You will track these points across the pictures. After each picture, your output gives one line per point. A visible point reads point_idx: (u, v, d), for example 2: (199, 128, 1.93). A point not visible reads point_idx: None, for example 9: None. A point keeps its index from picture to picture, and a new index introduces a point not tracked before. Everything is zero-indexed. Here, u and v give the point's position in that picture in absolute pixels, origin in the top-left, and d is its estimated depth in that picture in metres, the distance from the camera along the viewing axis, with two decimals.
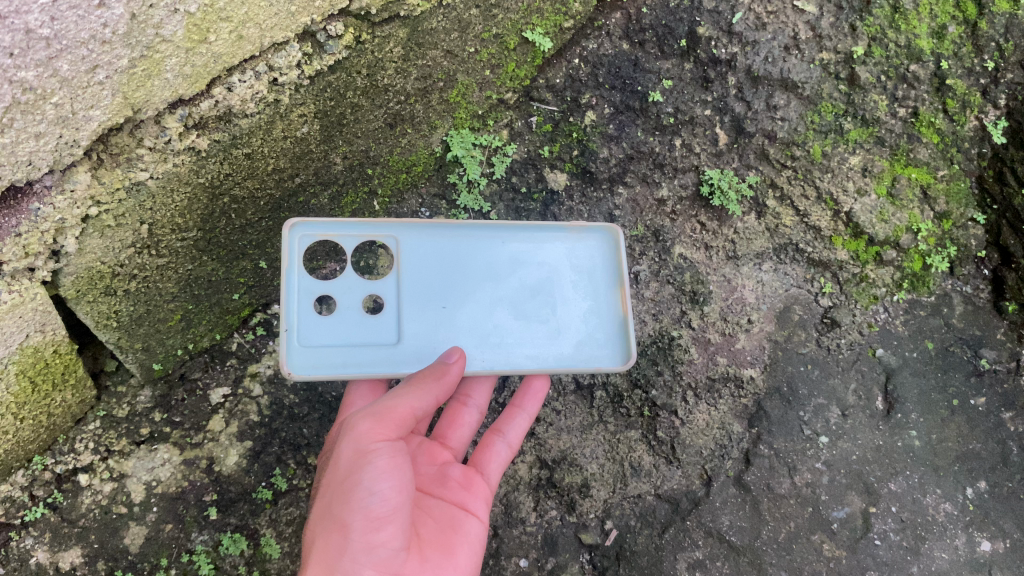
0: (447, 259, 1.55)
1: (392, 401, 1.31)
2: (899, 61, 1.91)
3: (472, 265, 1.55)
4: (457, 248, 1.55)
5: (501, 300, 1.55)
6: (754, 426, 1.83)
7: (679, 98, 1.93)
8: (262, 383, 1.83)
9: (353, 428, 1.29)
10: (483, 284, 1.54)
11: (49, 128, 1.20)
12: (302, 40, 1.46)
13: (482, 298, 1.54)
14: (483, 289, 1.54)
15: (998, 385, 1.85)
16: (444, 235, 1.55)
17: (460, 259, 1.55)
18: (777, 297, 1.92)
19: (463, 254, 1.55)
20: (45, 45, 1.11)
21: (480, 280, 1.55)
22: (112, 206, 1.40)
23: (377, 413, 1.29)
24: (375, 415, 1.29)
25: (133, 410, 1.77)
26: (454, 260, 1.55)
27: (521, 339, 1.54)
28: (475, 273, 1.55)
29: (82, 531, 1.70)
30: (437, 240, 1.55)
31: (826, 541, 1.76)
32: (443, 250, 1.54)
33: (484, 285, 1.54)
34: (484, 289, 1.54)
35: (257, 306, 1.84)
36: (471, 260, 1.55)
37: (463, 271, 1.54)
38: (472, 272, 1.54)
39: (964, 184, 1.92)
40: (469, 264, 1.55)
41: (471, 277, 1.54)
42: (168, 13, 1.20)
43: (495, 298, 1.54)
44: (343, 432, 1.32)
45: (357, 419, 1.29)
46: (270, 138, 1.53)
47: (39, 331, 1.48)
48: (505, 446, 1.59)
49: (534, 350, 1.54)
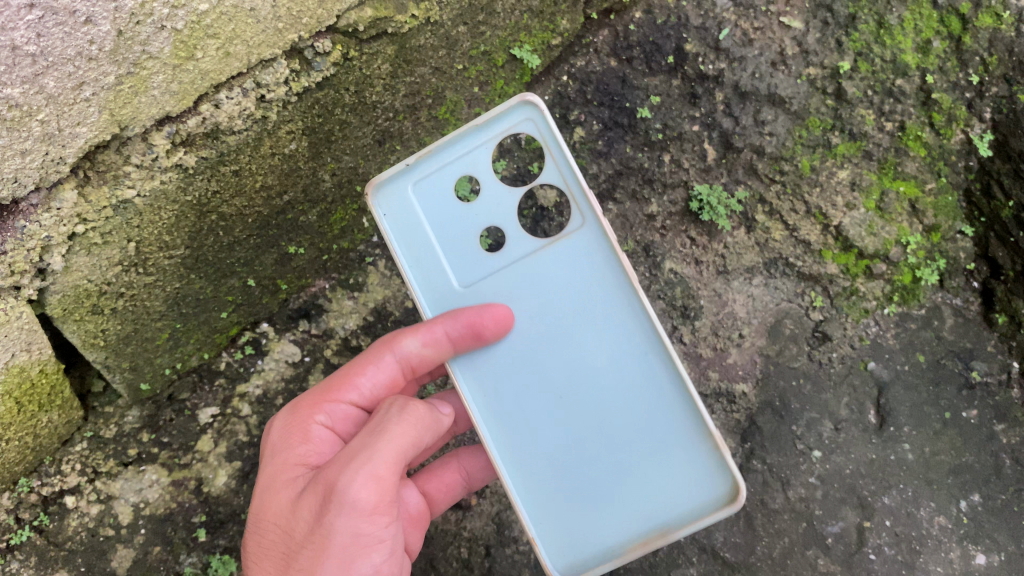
0: (644, 373, 1.37)
1: (385, 459, 1.25)
2: (886, 76, 1.91)
3: (666, 491, 1.36)
4: (691, 488, 1.35)
5: (535, 329, 1.41)
6: (746, 441, 1.83)
7: (668, 115, 1.96)
8: (251, 403, 1.84)
9: (348, 494, 1.22)
10: (595, 398, 1.39)
11: (36, 145, 1.21)
12: (290, 57, 1.44)
13: (541, 311, 1.41)
14: (561, 309, 1.40)
15: (990, 398, 1.83)
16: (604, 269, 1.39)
17: (641, 392, 1.37)
18: (768, 311, 1.91)
19: (658, 421, 1.37)
20: (31, 62, 1.12)
21: (594, 387, 1.39)
22: (99, 224, 1.38)
23: (375, 472, 1.24)
24: (370, 474, 1.24)
25: (121, 430, 1.76)
26: (620, 358, 1.38)
27: (548, 518, 1.39)
28: (645, 473, 1.37)
29: (69, 554, 1.69)
30: (665, 378, 1.36)
31: (821, 557, 1.75)
32: (657, 403, 1.37)
33: (576, 333, 1.39)
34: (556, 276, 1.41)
35: (246, 324, 1.86)
36: (659, 493, 1.36)
37: (651, 455, 1.37)
38: (608, 433, 1.39)
39: (953, 198, 1.91)
40: (688, 515, 1.34)
41: (622, 398, 1.38)
42: (155, 30, 1.21)
43: (531, 293, 1.42)
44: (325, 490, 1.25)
45: (351, 482, 1.22)
46: (259, 155, 1.53)
47: (24, 350, 1.45)
48: (462, 485, 1.64)
49: (442, 260, 1.44)
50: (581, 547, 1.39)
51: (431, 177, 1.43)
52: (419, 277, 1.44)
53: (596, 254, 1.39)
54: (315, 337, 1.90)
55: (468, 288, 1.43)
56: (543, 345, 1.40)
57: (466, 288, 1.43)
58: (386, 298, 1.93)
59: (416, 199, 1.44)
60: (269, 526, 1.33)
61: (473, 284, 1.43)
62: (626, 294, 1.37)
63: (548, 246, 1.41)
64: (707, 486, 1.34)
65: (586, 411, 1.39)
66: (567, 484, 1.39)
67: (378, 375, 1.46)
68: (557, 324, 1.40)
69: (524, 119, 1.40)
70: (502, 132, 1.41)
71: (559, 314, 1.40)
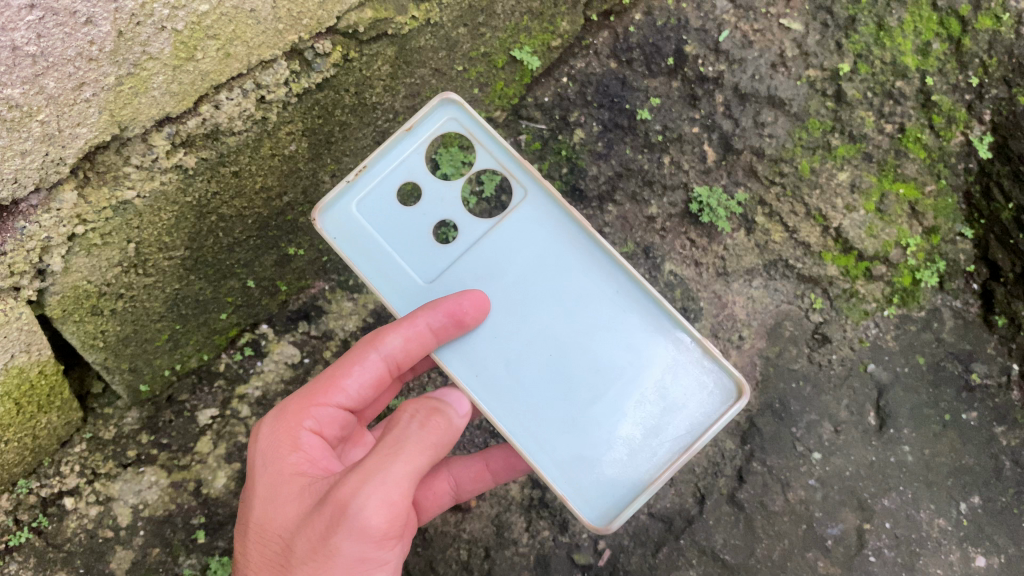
0: (621, 310, 1.42)
1: (399, 478, 1.22)
2: (886, 78, 1.92)
3: (674, 400, 1.39)
4: (697, 394, 1.39)
5: (501, 308, 1.42)
6: (746, 443, 1.82)
7: (668, 117, 1.97)
8: (250, 405, 1.83)
9: (362, 518, 1.20)
10: (581, 344, 1.41)
11: (35, 146, 1.21)
12: (290, 58, 1.44)
13: (509, 276, 1.44)
14: (530, 270, 1.43)
15: (989, 400, 1.83)
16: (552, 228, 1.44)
17: (622, 328, 1.41)
18: (767, 313, 1.91)
19: (646, 348, 1.41)
20: (31, 62, 1.12)
21: (580, 335, 1.41)
22: (98, 225, 1.38)
23: (389, 493, 1.21)
24: (386, 497, 1.21)
25: (120, 432, 1.76)
26: (595, 302, 1.42)
27: (574, 485, 1.36)
28: (651, 402, 1.39)
29: (68, 556, 1.68)
30: (641, 309, 1.41)
31: (821, 559, 1.75)
32: (640, 335, 1.41)
33: (550, 288, 1.42)
34: (515, 244, 1.45)
35: (245, 326, 1.87)
36: (664, 392, 1.39)
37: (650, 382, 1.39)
38: (605, 372, 1.40)
39: (952, 200, 1.91)
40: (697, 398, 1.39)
41: (607, 339, 1.41)
42: (155, 31, 1.21)
43: (497, 266, 1.44)
44: (334, 508, 1.20)
45: (367, 506, 1.20)
46: (258, 156, 1.53)
47: (24, 352, 1.45)
48: (450, 494, 1.60)
49: (401, 266, 1.44)
50: (612, 490, 1.36)
51: (367, 184, 1.45)
52: (384, 283, 1.43)
53: (546, 218, 1.45)
54: (314, 339, 1.89)
55: (434, 284, 1.44)
56: (521, 308, 1.42)
57: (430, 284, 1.44)
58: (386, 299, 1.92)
59: (364, 216, 1.44)
60: (267, 539, 1.28)
61: (439, 278, 1.44)
62: (584, 239, 1.43)
63: (500, 224, 1.45)
64: (705, 382, 1.39)
65: (579, 377, 1.40)
66: (581, 433, 1.38)
67: (363, 376, 1.39)
68: (528, 285, 1.43)
69: (450, 116, 1.48)
70: (427, 137, 1.48)
71: (528, 276, 1.43)
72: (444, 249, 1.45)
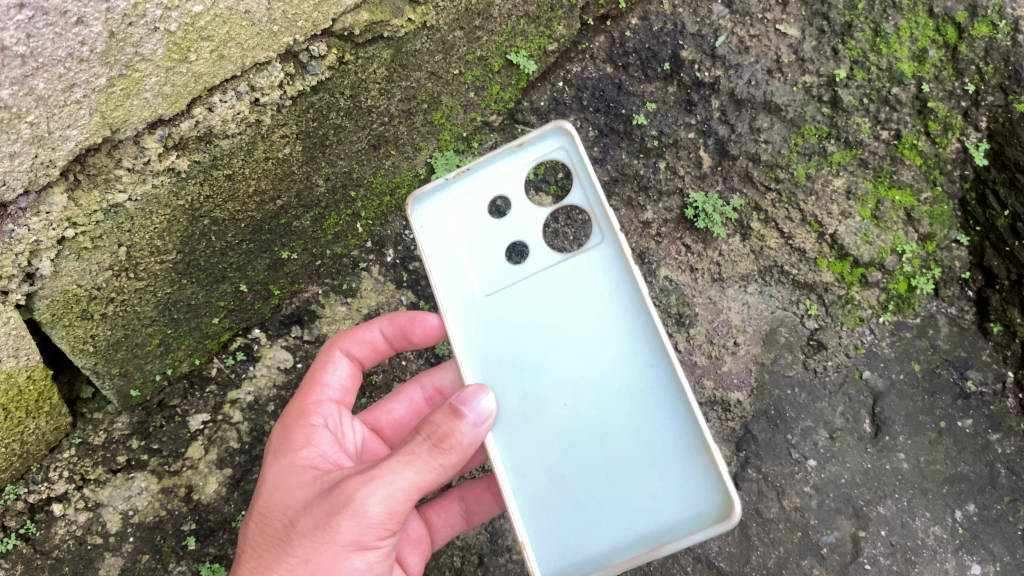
0: (640, 405, 1.26)
1: (397, 476, 1.14)
2: (881, 84, 1.92)
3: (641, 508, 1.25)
4: (688, 509, 1.20)
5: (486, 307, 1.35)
6: (742, 450, 1.82)
7: (664, 122, 1.96)
8: (242, 410, 1.82)
9: (353, 505, 1.13)
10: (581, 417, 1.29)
11: (25, 148, 1.19)
12: (285, 60, 1.43)
13: (540, 317, 1.33)
14: (545, 290, 1.33)
15: (985, 407, 1.82)
16: (610, 287, 1.29)
17: (641, 421, 1.25)
18: (763, 319, 1.91)
19: (639, 452, 1.25)
20: (21, 63, 1.10)
21: (628, 413, 1.26)
22: (89, 228, 1.37)
23: (384, 494, 1.14)
24: (380, 495, 1.13)
25: (110, 437, 1.74)
26: (635, 395, 1.26)
27: (536, 526, 1.28)
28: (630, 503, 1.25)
29: (56, 563, 1.67)
30: (677, 404, 1.23)
31: (816, 566, 1.74)
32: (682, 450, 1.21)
33: (550, 310, 1.33)
34: (571, 292, 1.32)
35: (237, 330, 1.84)
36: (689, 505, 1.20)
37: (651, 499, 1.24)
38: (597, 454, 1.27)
39: (948, 207, 1.90)
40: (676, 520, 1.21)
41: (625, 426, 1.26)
42: (147, 32, 1.19)
43: (577, 314, 1.31)
44: (333, 500, 1.15)
45: (358, 496, 1.13)
46: (251, 159, 1.52)
47: (11, 357, 1.43)
48: (461, 515, 1.63)
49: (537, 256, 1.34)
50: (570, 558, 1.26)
51: (461, 188, 1.37)
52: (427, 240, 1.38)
53: (608, 278, 1.30)
54: (308, 343, 1.88)
55: (496, 293, 1.35)
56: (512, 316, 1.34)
57: (490, 296, 1.35)
58: (379, 304, 1.92)
59: (455, 214, 1.38)
60: (269, 510, 1.28)
61: (495, 296, 1.35)
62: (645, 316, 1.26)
63: (570, 262, 1.32)
64: (704, 502, 1.18)
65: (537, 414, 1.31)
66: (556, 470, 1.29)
67: (341, 372, 1.53)
68: (563, 343, 1.31)
69: (561, 141, 1.32)
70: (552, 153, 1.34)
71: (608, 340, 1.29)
72: (508, 268, 1.35)
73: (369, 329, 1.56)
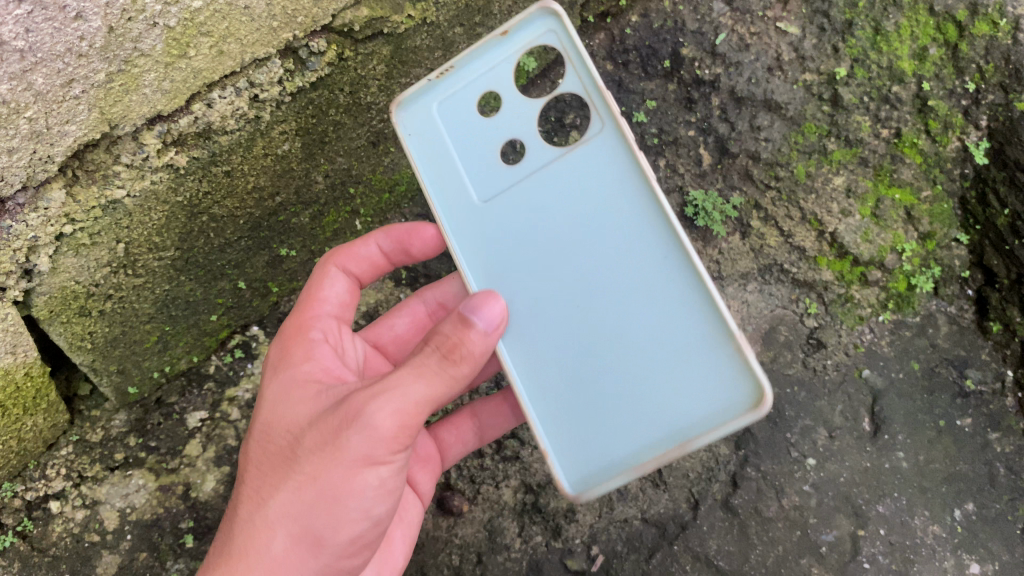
0: (648, 302, 1.18)
1: (409, 391, 1.13)
2: (882, 82, 1.92)
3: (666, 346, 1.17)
4: (709, 395, 1.14)
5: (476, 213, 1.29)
6: (741, 448, 1.82)
7: (663, 119, 1.98)
8: (240, 407, 1.80)
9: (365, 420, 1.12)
10: (594, 316, 1.21)
11: (23, 143, 1.18)
12: (284, 56, 1.42)
13: (543, 215, 1.25)
14: (552, 187, 1.25)
15: (984, 406, 1.82)
16: (620, 172, 1.21)
17: (652, 316, 1.18)
18: (763, 317, 1.90)
19: (654, 351, 1.18)
20: (20, 58, 1.09)
21: (636, 310, 1.19)
22: (87, 224, 1.36)
23: (396, 411, 1.13)
24: (392, 413, 1.12)
25: (108, 434, 1.74)
26: (649, 293, 1.18)
27: (556, 424, 1.22)
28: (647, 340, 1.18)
29: (53, 560, 1.65)
30: (690, 300, 1.15)
31: (816, 565, 1.73)
32: (698, 339, 1.14)
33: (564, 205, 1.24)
34: (567, 184, 1.24)
35: (235, 328, 1.84)
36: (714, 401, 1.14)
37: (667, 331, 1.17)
38: (605, 340, 1.21)
39: (948, 206, 1.90)
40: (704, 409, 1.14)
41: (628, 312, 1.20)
42: (147, 27, 1.19)
43: (576, 208, 1.23)
44: (344, 414, 1.14)
45: (370, 413, 1.12)
46: (250, 155, 1.51)
47: (9, 353, 1.42)
48: (473, 432, 1.66)
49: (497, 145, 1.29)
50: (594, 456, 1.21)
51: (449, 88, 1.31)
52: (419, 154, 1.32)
53: (614, 163, 1.21)
54: None
55: (493, 201, 1.28)
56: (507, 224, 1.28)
57: (486, 204, 1.28)
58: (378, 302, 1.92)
59: (443, 118, 1.31)
60: (272, 423, 1.26)
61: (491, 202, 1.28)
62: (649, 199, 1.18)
63: (566, 155, 1.24)
64: (733, 388, 1.11)
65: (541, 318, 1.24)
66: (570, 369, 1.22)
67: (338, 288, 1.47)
68: (549, 247, 1.24)
69: (546, 25, 1.23)
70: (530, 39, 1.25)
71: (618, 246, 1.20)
72: (506, 168, 1.28)
73: (365, 243, 1.51)
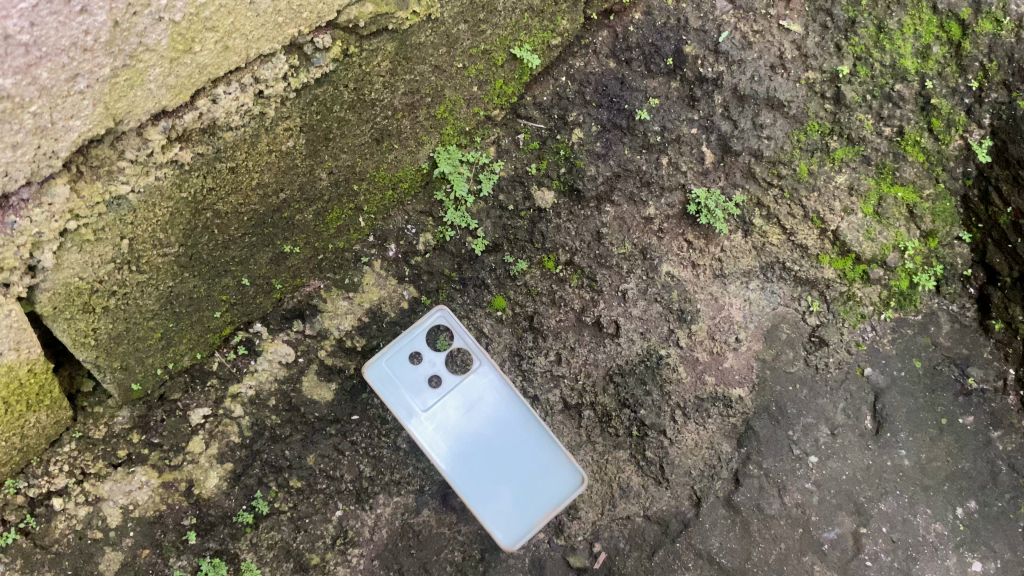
0: (516, 433, 1.72)
1: None
2: (884, 81, 1.89)
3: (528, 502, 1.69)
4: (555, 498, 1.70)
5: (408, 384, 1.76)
6: (742, 446, 1.82)
7: (666, 117, 1.94)
8: (244, 405, 1.82)
9: None
10: (487, 446, 1.71)
11: (27, 139, 1.18)
12: (289, 52, 1.43)
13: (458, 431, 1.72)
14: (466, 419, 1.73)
15: (986, 404, 1.82)
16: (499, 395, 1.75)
17: (529, 471, 1.70)
18: (765, 315, 1.91)
19: (520, 464, 1.71)
20: (24, 51, 1.09)
21: (517, 490, 1.69)
22: (91, 220, 1.36)
23: None
24: None
25: (111, 431, 1.73)
26: (518, 426, 1.72)
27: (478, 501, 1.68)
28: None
29: (56, 557, 1.67)
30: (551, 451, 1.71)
31: (817, 563, 1.75)
32: (551, 463, 1.70)
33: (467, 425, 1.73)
34: (480, 419, 1.74)
35: (239, 324, 1.83)
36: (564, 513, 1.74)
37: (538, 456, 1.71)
38: (494, 455, 1.70)
39: (951, 204, 1.90)
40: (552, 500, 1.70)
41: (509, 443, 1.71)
42: (152, 22, 1.19)
43: (478, 416, 1.74)
44: None
45: None
46: (255, 152, 1.51)
47: (13, 349, 1.42)
48: None
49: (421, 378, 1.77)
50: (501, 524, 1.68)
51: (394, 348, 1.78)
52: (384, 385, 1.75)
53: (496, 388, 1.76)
54: (309, 338, 1.88)
55: (425, 414, 1.73)
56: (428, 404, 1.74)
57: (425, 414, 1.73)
58: (381, 299, 1.92)
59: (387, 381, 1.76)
60: None
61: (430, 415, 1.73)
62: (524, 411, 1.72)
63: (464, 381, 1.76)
64: (566, 483, 1.70)
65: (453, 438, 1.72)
66: (470, 473, 1.69)
67: None
68: (460, 432, 1.72)
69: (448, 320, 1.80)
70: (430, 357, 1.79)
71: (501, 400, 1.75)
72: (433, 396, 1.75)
73: None
